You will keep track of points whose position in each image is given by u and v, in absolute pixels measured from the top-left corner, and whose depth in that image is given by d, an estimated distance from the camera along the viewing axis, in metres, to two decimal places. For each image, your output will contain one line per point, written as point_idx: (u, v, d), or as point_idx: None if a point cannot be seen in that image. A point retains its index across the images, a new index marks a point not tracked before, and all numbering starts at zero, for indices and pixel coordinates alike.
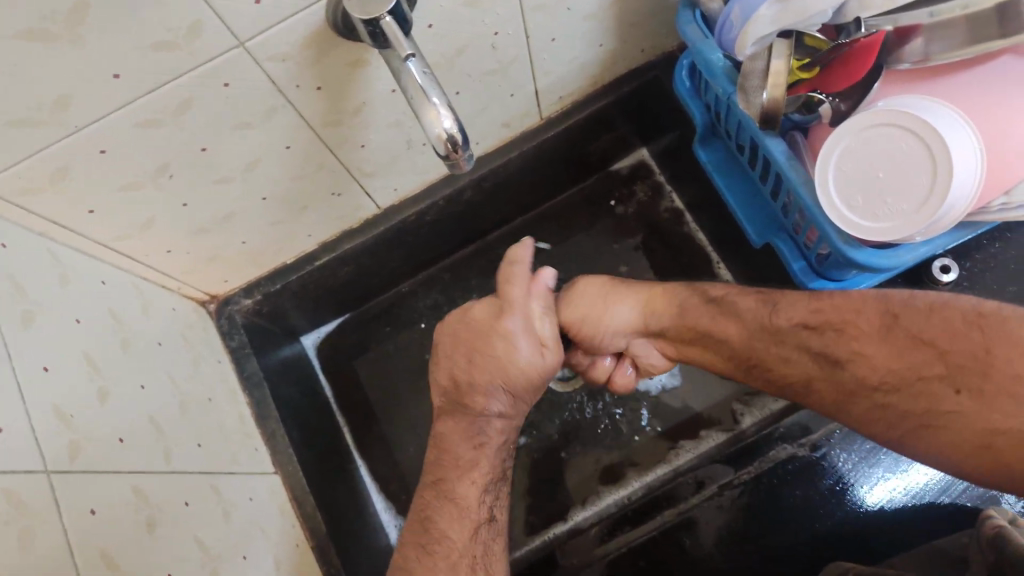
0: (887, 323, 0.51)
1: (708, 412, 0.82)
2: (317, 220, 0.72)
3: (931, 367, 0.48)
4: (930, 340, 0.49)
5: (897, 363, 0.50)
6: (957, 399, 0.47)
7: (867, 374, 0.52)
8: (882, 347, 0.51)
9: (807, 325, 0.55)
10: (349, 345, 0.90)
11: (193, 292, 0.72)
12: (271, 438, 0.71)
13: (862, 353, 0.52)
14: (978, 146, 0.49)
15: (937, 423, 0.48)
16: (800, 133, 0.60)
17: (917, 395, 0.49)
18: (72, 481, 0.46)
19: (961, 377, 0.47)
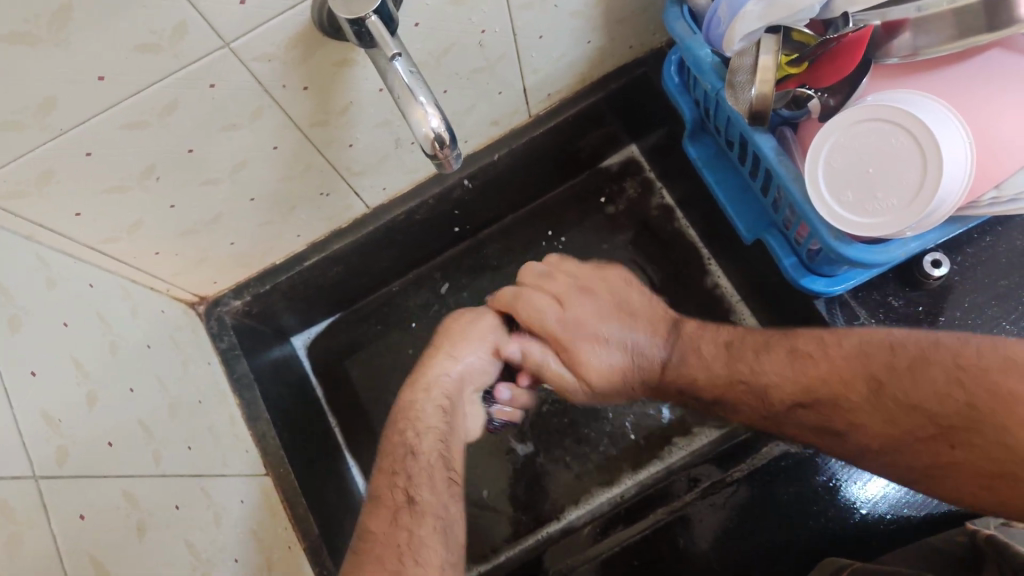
0: (875, 389, 0.50)
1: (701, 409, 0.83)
2: (306, 220, 0.72)
3: (922, 428, 0.48)
4: (919, 405, 0.48)
5: (889, 428, 0.50)
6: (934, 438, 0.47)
7: (864, 441, 0.52)
8: (879, 416, 0.50)
9: (800, 403, 0.55)
10: (340, 345, 0.89)
11: (182, 294, 0.72)
12: (262, 440, 0.70)
13: (855, 424, 0.52)
14: (967, 140, 0.49)
15: (937, 470, 0.48)
16: (789, 128, 0.60)
17: (894, 423, 0.49)
18: (60, 487, 0.45)
19: (957, 434, 0.46)
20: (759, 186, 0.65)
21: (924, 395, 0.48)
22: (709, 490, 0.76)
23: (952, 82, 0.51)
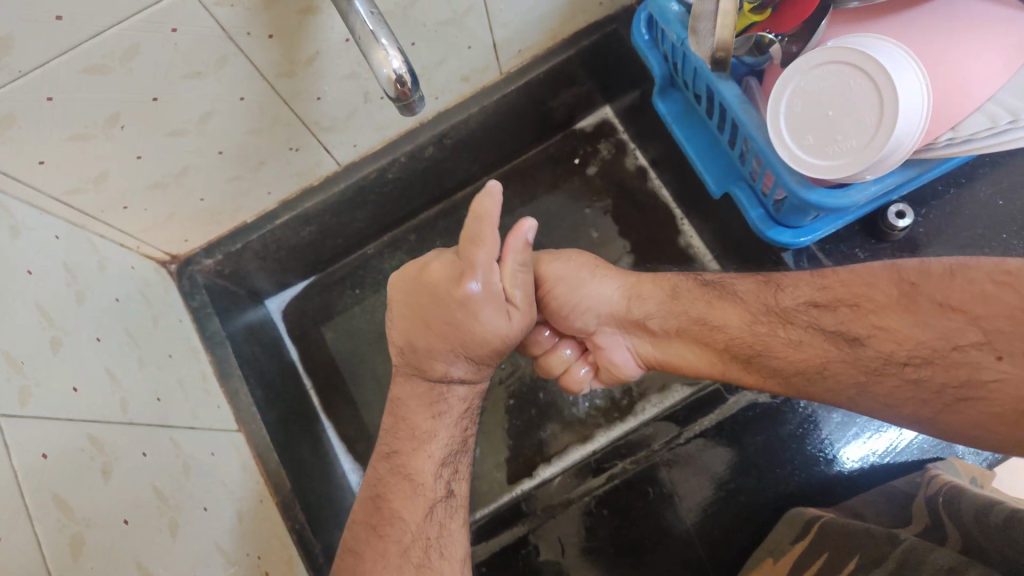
0: (906, 291, 0.49)
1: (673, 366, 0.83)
2: (276, 176, 0.72)
3: (968, 334, 0.45)
4: (958, 305, 0.46)
5: (923, 332, 0.47)
6: (1000, 365, 0.44)
7: (890, 349, 0.49)
8: (910, 318, 0.48)
9: (818, 304, 0.54)
10: (315, 309, 0.90)
11: (153, 252, 0.72)
12: (234, 396, 0.71)
13: (878, 322, 0.50)
14: (922, 82, 0.49)
15: (968, 403, 0.45)
16: (754, 79, 0.60)
17: (954, 365, 0.46)
18: (23, 425, 0.45)
19: (1002, 341, 0.44)
20: (727, 139, 0.66)
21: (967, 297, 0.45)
22: (679, 445, 0.77)
23: (913, 24, 0.51)
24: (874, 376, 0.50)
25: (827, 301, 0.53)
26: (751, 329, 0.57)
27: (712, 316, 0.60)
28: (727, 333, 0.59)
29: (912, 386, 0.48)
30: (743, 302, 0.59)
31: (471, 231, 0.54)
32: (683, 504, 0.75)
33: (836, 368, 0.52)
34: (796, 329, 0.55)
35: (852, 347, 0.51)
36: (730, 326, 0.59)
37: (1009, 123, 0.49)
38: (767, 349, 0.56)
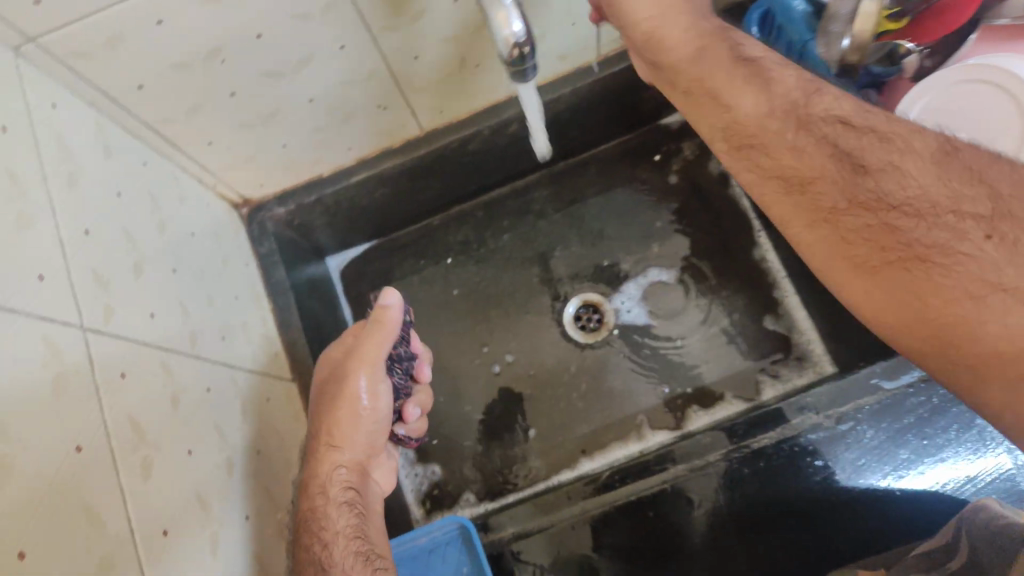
0: (944, 150, 0.42)
1: (733, 375, 0.81)
2: (359, 132, 0.71)
3: (974, 206, 0.40)
4: (983, 180, 0.40)
5: (936, 188, 0.41)
6: (983, 243, 0.38)
7: (888, 188, 0.42)
8: (931, 172, 0.41)
9: (846, 126, 0.45)
10: (371, 272, 0.90)
11: (229, 193, 0.72)
12: (292, 346, 0.71)
13: (903, 161, 0.42)
14: None
15: (971, 314, 0.38)
16: (874, 91, 0.58)
17: (939, 226, 0.40)
18: (104, 341, 0.44)
19: (1001, 223, 0.39)
20: None
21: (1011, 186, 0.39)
22: (737, 459, 0.72)
23: None
24: (875, 254, 0.41)
25: (859, 125, 0.45)
26: (794, 155, 0.46)
27: (749, 137, 0.48)
28: (771, 161, 0.47)
29: (919, 261, 0.40)
30: (771, 97, 0.48)
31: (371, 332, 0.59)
32: (722, 520, 0.72)
33: (854, 220, 0.42)
34: (813, 140, 0.45)
35: (857, 176, 0.43)
36: (773, 155, 0.47)
37: None
38: (808, 180, 0.45)
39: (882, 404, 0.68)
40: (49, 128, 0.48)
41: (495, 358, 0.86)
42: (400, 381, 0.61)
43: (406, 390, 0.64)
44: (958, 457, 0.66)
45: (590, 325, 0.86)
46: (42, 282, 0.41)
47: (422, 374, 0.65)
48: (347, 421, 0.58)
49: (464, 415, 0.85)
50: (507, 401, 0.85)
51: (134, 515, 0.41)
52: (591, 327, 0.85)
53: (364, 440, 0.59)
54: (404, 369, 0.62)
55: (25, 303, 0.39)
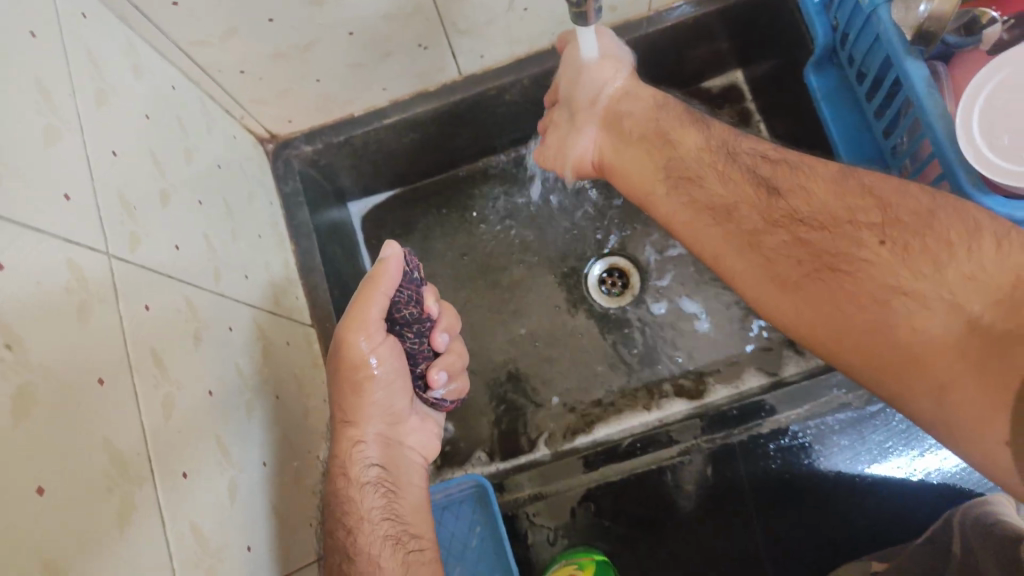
0: (847, 170, 0.48)
1: (759, 350, 0.77)
2: (395, 72, 0.68)
3: (869, 214, 0.45)
4: (879, 195, 0.45)
5: (835, 203, 0.46)
6: (878, 248, 0.43)
7: (797, 205, 0.48)
8: (833, 190, 0.47)
9: (767, 158, 0.52)
10: (393, 220, 0.87)
11: (255, 127, 0.69)
12: (312, 290, 0.69)
13: (803, 181, 0.49)
14: None
15: (886, 322, 0.41)
16: (943, 64, 0.54)
17: (839, 236, 0.45)
18: (129, 271, 0.42)
19: (893, 229, 0.43)
20: (882, 128, 0.61)
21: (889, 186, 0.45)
22: (761, 436, 0.72)
23: None
24: (795, 270, 0.46)
25: (776, 157, 0.52)
26: (723, 185, 0.52)
27: (687, 170, 0.55)
28: (704, 194, 0.53)
29: (829, 271, 0.45)
30: (708, 131, 0.57)
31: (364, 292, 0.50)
32: (741, 494, 0.73)
33: (772, 240, 0.48)
34: (738, 171, 0.52)
35: (772, 198, 0.49)
36: (711, 184, 0.53)
37: None
38: (732, 210, 0.51)
39: None
40: (78, 41, 0.44)
41: (515, 317, 0.83)
42: (414, 347, 0.56)
43: (425, 354, 0.57)
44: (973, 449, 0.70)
45: (613, 289, 0.82)
46: (67, 203, 0.38)
47: (439, 340, 0.57)
48: (371, 385, 0.53)
49: (481, 372, 0.82)
50: (523, 359, 0.82)
51: (154, 454, 0.39)
52: (613, 291, 0.82)
53: (382, 402, 0.55)
54: (418, 333, 0.55)
55: (49, 225, 0.36)
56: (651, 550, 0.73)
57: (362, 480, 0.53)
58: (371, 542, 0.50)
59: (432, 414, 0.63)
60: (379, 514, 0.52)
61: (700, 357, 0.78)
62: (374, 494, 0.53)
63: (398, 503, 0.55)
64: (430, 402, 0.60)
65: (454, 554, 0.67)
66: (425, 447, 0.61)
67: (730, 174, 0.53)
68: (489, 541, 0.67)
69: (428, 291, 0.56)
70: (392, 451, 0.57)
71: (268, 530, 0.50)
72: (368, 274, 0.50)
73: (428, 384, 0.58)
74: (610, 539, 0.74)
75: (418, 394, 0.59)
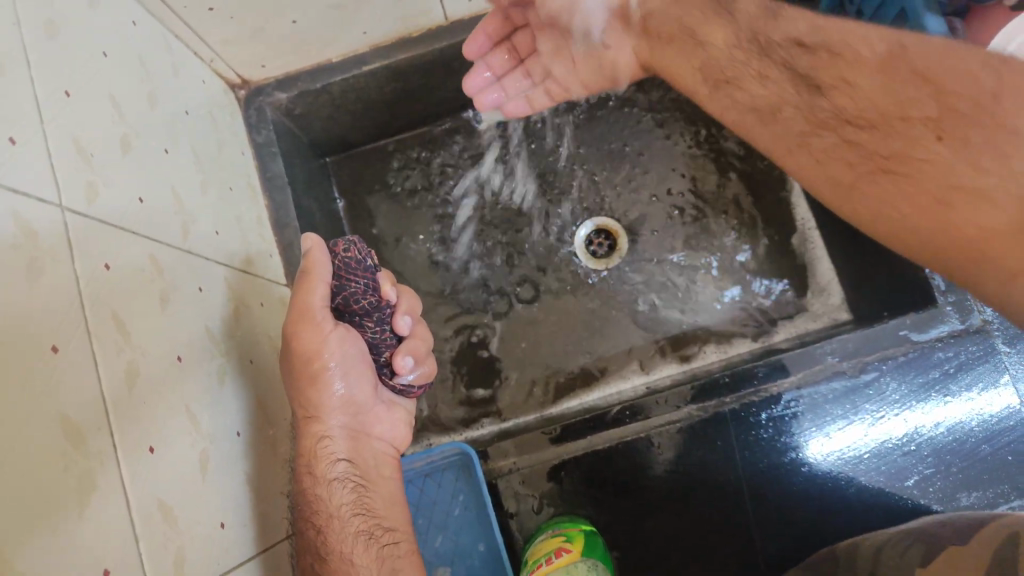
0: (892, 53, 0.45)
1: (763, 306, 0.76)
2: (378, 14, 0.63)
3: (923, 108, 0.43)
4: (944, 90, 0.42)
5: (884, 99, 0.45)
6: (936, 145, 0.42)
7: (844, 103, 0.47)
8: (878, 86, 0.45)
9: (804, 45, 0.50)
10: (372, 175, 0.83)
11: (226, 71, 0.64)
12: (286, 248, 0.66)
13: (844, 72, 0.47)
14: None
15: (942, 210, 0.41)
16: (959, 20, 0.53)
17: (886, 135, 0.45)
18: (86, 223, 0.38)
19: (946, 122, 0.42)
20: None
21: (951, 74, 0.42)
22: (753, 404, 0.69)
23: None
24: (847, 172, 0.47)
25: (811, 47, 0.49)
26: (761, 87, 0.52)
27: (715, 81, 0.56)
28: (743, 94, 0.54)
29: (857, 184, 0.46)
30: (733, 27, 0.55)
31: (302, 283, 0.48)
32: (731, 464, 0.69)
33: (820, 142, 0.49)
34: (757, 81, 0.53)
35: (808, 94, 0.49)
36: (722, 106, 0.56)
37: None
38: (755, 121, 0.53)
39: (908, 357, 0.67)
40: None
41: (509, 276, 0.80)
42: (375, 335, 0.53)
43: (388, 343, 0.54)
44: (971, 409, 0.67)
45: (600, 250, 0.80)
46: (14, 146, 0.34)
47: (401, 322, 0.54)
48: (328, 378, 0.51)
49: (469, 335, 0.79)
50: (512, 322, 0.79)
51: (114, 430, 0.36)
52: (599, 252, 0.80)
53: (344, 394, 0.53)
54: (379, 320, 0.52)
55: None
56: (635, 521, 0.71)
57: (330, 476, 0.51)
58: (343, 539, 0.49)
59: (399, 401, 0.59)
60: (350, 510, 0.50)
61: (691, 321, 0.77)
62: (343, 489, 0.51)
63: (369, 496, 0.53)
64: (396, 389, 0.57)
65: (435, 523, 0.66)
66: (394, 436, 0.59)
67: (767, 74, 0.52)
68: (472, 510, 0.65)
69: (385, 277, 0.53)
70: (360, 444, 0.55)
71: (243, 505, 0.47)
72: (300, 263, 0.48)
73: (394, 371, 0.55)
74: (593, 505, 0.71)
75: (384, 382, 0.56)
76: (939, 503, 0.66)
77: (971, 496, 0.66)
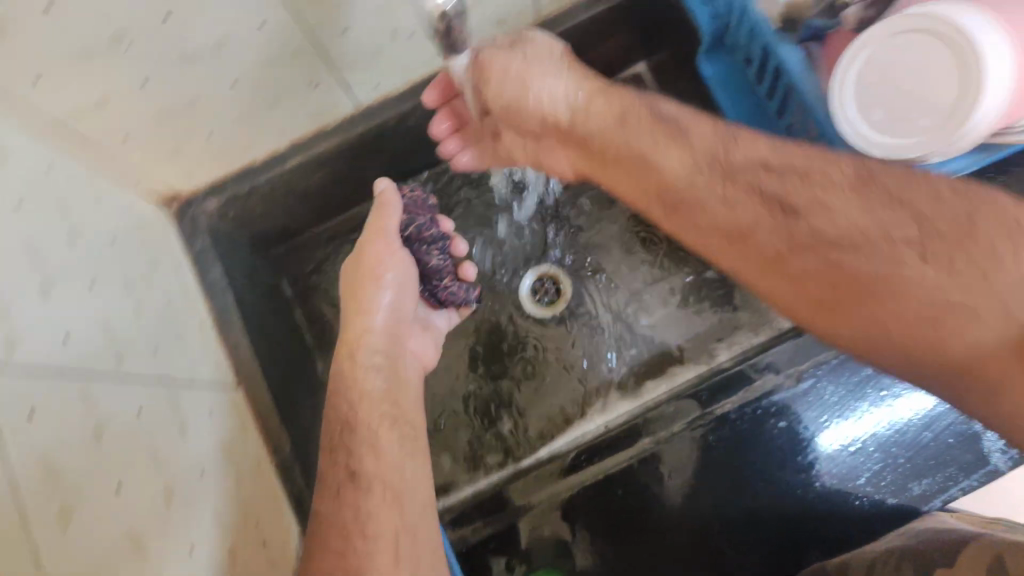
0: (865, 178, 0.42)
1: (710, 321, 0.77)
2: (291, 115, 0.66)
3: (904, 230, 0.40)
4: (903, 198, 0.41)
5: (859, 218, 0.41)
6: (923, 268, 0.39)
7: (822, 225, 0.42)
8: (854, 203, 0.42)
9: (767, 167, 0.45)
10: (313, 260, 0.85)
11: (152, 190, 0.66)
12: (232, 349, 0.68)
13: (819, 192, 0.43)
14: (1006, 78, 0.46)
15: (935, 337, 0.39)
16: (817, 44, 0.59)
17: (858, 250, 0.41)
18: (10, 381, 0.40)
19: (935, 243, 0.39)
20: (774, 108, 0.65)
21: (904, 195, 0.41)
22: (702, 429, 0.73)
23: None
24: (829, 292, 0.42)
25: (780, 166, 0.45)
26: (726, 207, 0.46)
27: (676, 195, 0.48)
28: (706, 216, 0.47)
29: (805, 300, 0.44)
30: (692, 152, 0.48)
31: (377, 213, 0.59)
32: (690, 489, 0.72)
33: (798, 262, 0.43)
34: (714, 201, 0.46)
35: (787, 218, 0.44)
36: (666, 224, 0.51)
37: None
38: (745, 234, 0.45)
39: (837, 361, 0.71)
40: None
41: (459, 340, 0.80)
42: (439, 262, 0.63)
43: (448, 267, 0.65)
44: (906, 402, 0.71)
45: (546, 298, 0.80)
46: None
47: (459, 247, 0.67)
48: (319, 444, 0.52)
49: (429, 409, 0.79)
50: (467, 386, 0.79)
51: None
52: (546, 300, 0.81)
53: (388, 317, 0.60)
54: (440, 250, 0.63)
55: None
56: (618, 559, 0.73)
57: (366, 361, 0.56)
58: None
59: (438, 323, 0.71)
60: None
61: (636, 356, 0.77)
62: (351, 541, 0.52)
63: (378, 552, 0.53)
64: (440, 301, 0.68)
65: None
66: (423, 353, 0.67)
67: (735, 197, 0.45)
68: None
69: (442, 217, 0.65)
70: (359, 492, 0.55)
71: None
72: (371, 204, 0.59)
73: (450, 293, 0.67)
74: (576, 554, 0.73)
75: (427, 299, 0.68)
76: (894, 494, 0.71)
77: (922, 484, 0.70)
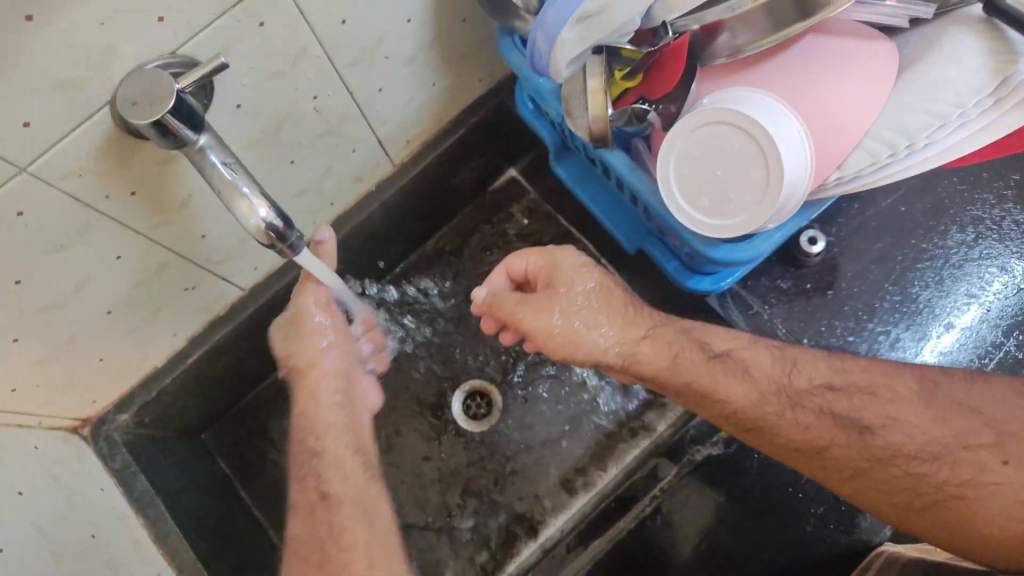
0: (926, 391, 0.53)
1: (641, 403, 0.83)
2: (181, 315, 0.69)
3: (977, 435, 0.50)
4: (973, 407, 0.51)
5: (938, 431, 0.51)
6: (1003, 467, 0.49)
7: (812, 420, 0.54)
8: (924, 415, 0.52)
9: (832, 389, 0.55)
10: (247, 434, 0.87)
11: (59, 421, 0.67)
12: (175, 556, 0.67)
13: (887, 412, 0.53)
14: (803, 147, 0.52)
15: (952, 512, 0.49)
16: (640, 140, 0.62)
17: (955, 463, 0.50)
18: None
19: (1005, 447, 0.49)
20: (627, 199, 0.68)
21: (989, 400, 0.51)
22: (656, 509, 0.74)
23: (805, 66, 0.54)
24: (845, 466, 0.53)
25: (841, 386, 0.55)
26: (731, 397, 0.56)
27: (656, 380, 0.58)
28: (717, 407, 0.57)
29: (875, 488, 0.52)
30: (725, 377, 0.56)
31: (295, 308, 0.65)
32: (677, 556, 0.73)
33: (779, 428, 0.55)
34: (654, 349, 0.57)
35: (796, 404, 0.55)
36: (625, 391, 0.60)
37: (890, 156, 0.54)
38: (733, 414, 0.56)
39: None
40: None
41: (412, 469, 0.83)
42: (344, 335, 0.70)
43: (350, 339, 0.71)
44: None
45: (476, 412, 0.85)
46: None
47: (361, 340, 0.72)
48: None
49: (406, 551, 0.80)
50: (436, 513, 0.82)
51: None
52: (479, 414, 0.85)
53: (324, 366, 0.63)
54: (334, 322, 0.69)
55: None
56: None
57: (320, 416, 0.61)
58: None
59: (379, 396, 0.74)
60: None
61: (580, 443, 0.82)
62: None
63: None
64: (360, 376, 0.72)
65: None
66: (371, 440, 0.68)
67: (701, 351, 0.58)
68: None
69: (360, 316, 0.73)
70: None
71: None
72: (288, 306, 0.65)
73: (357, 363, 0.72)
74: None
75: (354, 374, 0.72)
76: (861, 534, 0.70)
77: (883, 516, 0.70)
